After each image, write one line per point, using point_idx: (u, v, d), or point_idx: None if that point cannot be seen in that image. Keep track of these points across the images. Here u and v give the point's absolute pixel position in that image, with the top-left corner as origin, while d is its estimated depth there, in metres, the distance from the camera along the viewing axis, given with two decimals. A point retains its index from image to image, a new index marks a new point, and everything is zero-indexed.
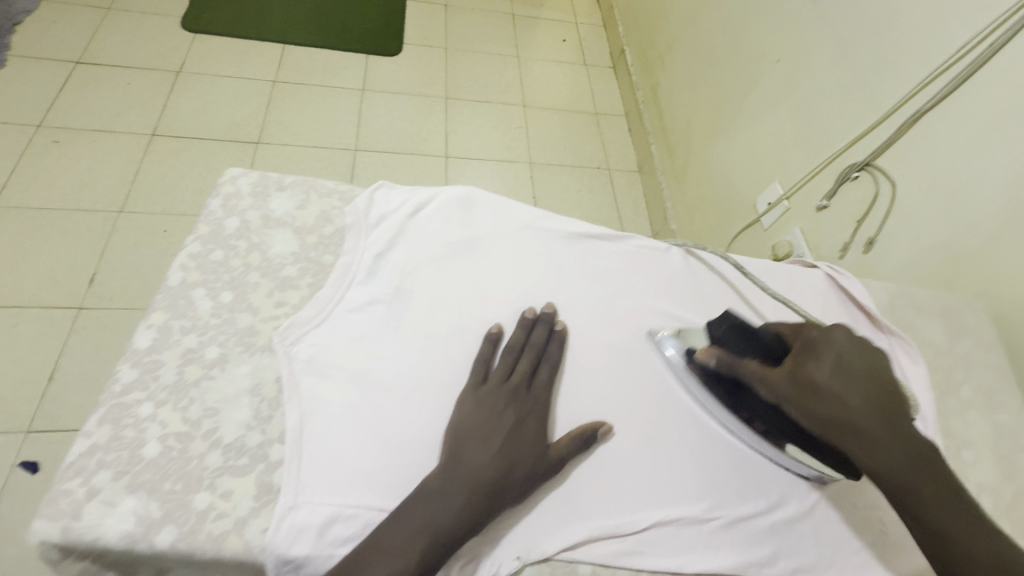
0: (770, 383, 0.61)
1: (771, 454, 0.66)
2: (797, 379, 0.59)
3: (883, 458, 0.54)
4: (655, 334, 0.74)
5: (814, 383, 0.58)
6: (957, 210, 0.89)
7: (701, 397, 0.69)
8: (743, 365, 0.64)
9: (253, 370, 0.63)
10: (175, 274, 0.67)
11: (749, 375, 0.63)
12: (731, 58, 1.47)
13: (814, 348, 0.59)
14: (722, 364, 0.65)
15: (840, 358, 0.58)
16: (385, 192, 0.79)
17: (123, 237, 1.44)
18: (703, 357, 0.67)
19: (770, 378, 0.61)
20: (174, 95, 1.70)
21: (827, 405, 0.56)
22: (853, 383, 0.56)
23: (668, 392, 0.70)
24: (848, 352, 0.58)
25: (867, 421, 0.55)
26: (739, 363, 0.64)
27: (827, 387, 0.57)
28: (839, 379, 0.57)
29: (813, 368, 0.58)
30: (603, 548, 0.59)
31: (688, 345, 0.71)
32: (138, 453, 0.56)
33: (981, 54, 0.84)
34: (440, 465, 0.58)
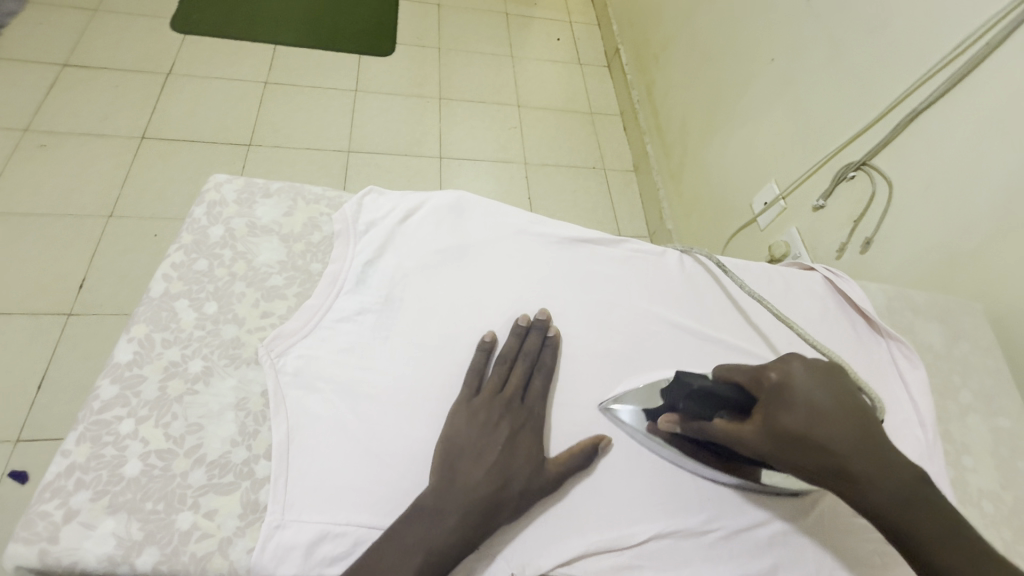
0: (742, 441, 0.55)
1: (755, 485, 0.63)
2: (771, 432, 0.52)
3: (884, 504, 0.46)
4: (607, 405, 0.67)
5: (789, 433, 0.51)
6: (955, 210, 0.88)
7: (672, 454, 0.64)
8: (712, 425, 0.58)
9: (238, 383, 0.61)
10: (158, 285, 0.66)
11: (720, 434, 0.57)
12: (726, 57, 1.46)
13: (780, 393, 0.53)
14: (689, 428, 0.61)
15: (809, 400, 0.51)
16: (374, 198, 0.78)
17: (112, 242, 1.41)
18: (666, 425, 0.63)
19: (744, 436, 0.55)
20: (163, 97, 1.68)
21: (808, 458, 0.50)
22: (830, 427, 0.49)
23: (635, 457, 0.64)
24: (816, 391, 0.51)
25: (855, 465, 0.48)
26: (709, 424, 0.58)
27: (802, 437, 0.50)
28: (815, 425, 0.50)
29: (783, 416, 0.52)
30: (601, 562, 0.58)
31: (645, 406, 0.67)
32: (118, 472, 0.54)
33: (978, 52, 0.83)
34: (432, 481, 0.56)
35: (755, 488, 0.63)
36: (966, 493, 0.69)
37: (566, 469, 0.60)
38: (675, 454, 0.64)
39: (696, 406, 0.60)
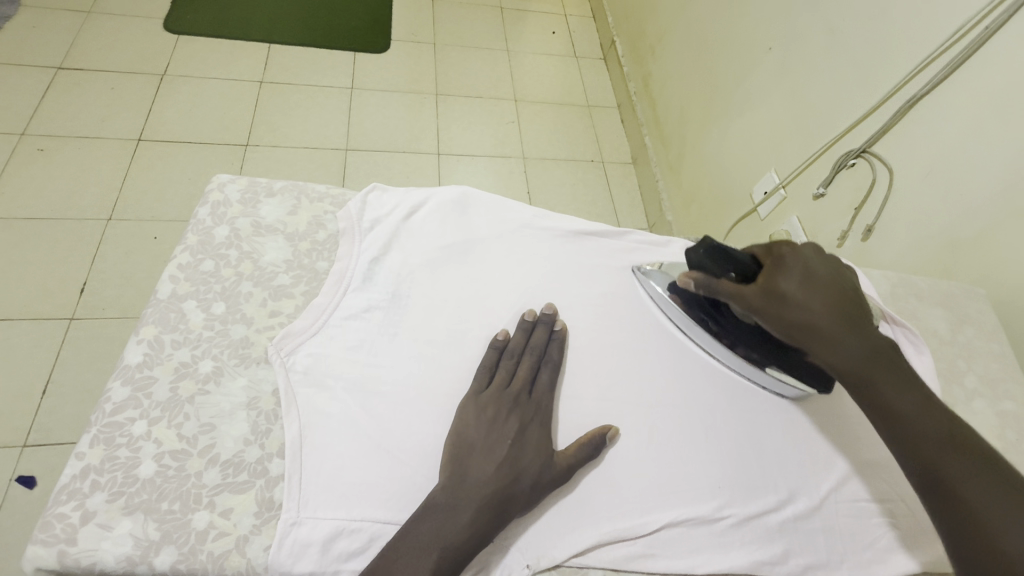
0: (741, 298, 0.60)
1: (752, 373, 0.70)
2: (768, 290, 0.59)
3: (848, 358, 0.55)
4: (641, 269, 0.77)
5: (783, 293, 0.58)
6: (956, 196, 0.88)
7: (682, 321, 0.73)
8: (721, 283, 0.62)
9: (249, 383, 0.61)
10: (165, 286, 0.66)
11: (723, 293, 0.61)
12: (723, 45, 1.45)
13: (783, 260, 0.60)
14: (700, 286, 0.63)
15: (805, 270, 0.59)
16: (378, 195, 0.78)
17: (114, 245, 1.41)
18: (682, 281, 0.66)
19: (744, 294, 0.60)
20: (159, 99, 1.67)
21: (797, 313, 0.57)
22: (818, 291, 0.58)
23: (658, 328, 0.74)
24: (812, 263, 0.60)
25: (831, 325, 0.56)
26: (718, 281, 0.62)
27: (794, 297, 0.58)
28: (807, 288, 0.58)
29: (782, 279, 0.59)
30: (614, 553, 0.58)
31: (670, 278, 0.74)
32: (133, 473, 0.54)
33: (977, 37, 0.83)
34: (443, 478, 0.56)
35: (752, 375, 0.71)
36: None
37: (574, 461, 0.60)
38: (685, 320, 0.73)
39: (715, 266, 0.63)
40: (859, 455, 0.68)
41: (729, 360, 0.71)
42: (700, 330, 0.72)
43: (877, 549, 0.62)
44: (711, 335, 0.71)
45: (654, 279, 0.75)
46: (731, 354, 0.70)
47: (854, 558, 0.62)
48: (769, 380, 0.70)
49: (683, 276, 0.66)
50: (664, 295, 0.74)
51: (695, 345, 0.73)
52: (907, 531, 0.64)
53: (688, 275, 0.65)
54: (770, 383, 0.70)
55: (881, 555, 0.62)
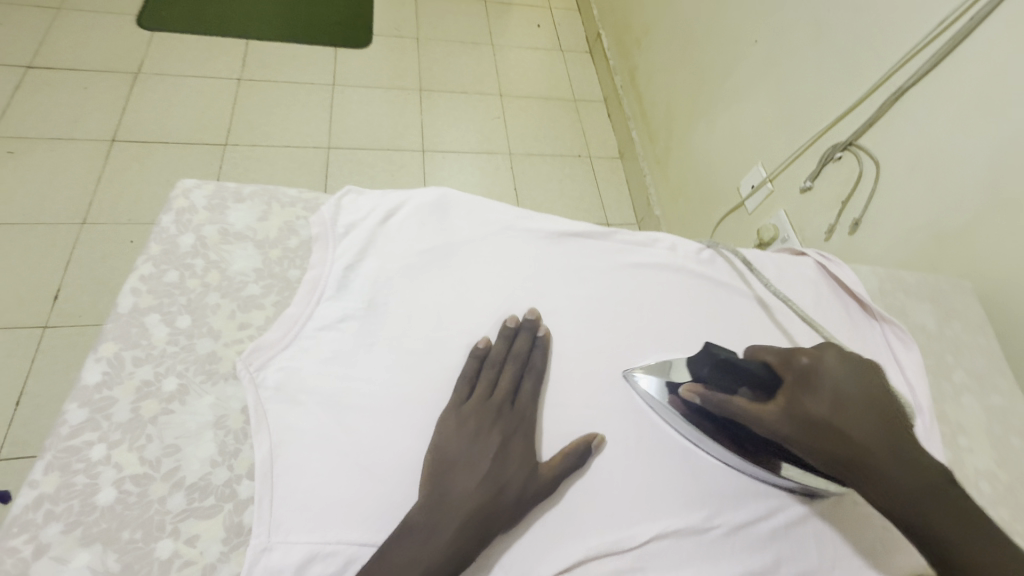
0: (763, 421, 0.57)
1: (772, 480, 0.62)
2: (795, 415, 0.55)
3: (900, 497, 0.49)
4: (631, 375, 0.68)
5: (811, 419, 0.54)
6: (942, 190, 0.87)
7: (691, 435, 0.64)
8: (732, 400, 0.60)
9: (216, 401, 0.58)
10: (126, 300, 0.62)
11: (737, 411, 0.59)
12: (709, 39, 1.43)
13: (806, 377, 0.56)
14: (709, 402, 0.61)
15: (835, 388, 0.54)
16: (353, 199, 0.75)
17: (89, 249, 1.36)
18: (687, 395, 0.63)
19: (765, 416, 0.57)
20: (132, 98, 1.61)
21: (829, 444, 0.53)
22: (852, 415, 0.53)
23: (657, 434, 0.65)
24: (844, 379, 0.55)
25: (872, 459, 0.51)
26: (728, 398, 0.60)
27: (823, 424, 0.53)
28: (839, 413, 0.53)
29: (809, 400, 0.55)
30: (602, 567, 0.56)
31: (668, 378, 0.67)
32: (91, 501, 0.51)
33: (963, 26, 0.82)
34: (422, 496, 0.54)
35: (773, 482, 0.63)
36: (962, 474, 0.67)
37: (560, 472, 0.58)
38: (695, 433, 0.64)
39: (722, 380, 0.61)
40: None
41: (751, 470, 0.63)
42: (713, 443, 0.63)
43: (867, 556, 0.61)
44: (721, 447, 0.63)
45: (649, 383, 0.67)
46: (751, 465, 0.62)
47: (846, 565, 0.60)
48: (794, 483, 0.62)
49: (687, 388, 0.64)
50: (665, 403, 0.65)
51: (711, 462, 0.63)
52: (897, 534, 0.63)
53: (693, 389, 0.63)
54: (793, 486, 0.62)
55: (871, 561, 0.61)
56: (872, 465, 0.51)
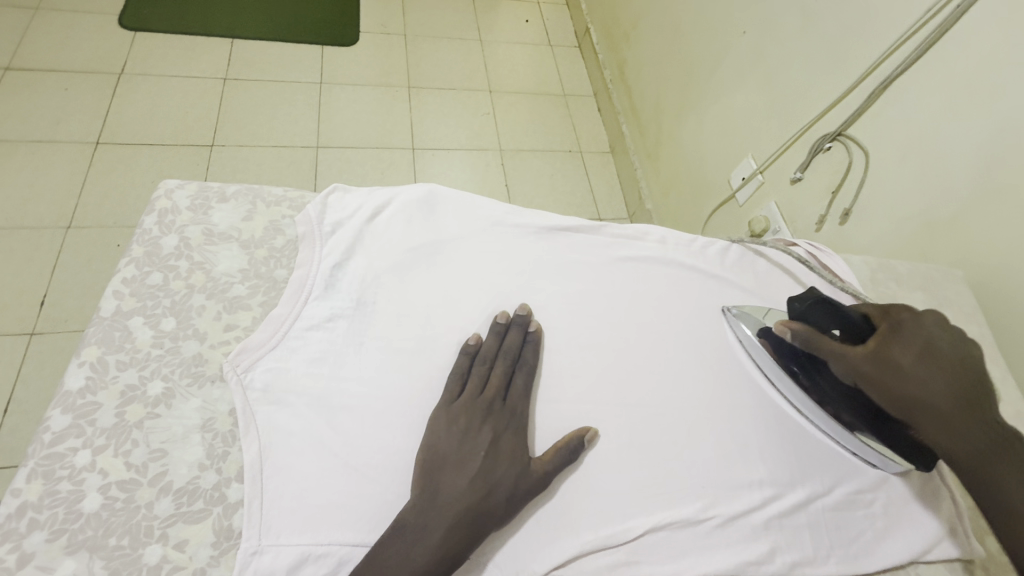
0: (845, 359, 0.61)
1: (838, 436, 0.67)
2: (880, 358, 0.58)
3: (966, 445, 0.53)
4: (729, 311, 0.75)
5: (895, 363, 0.57)
6: (931, 179, 0.88)
7: (772, 373, 0.70)
8: (824, 338, 0.63)
9: (203, 404, 0.57)
10: (109, 303, 0.61)
11: (824, 351, 0.63)
12: (697, 31, 1.43)
13: (901, 328, 0.59)
14: (798, 337, 0.65)
15: (926, 340, 0.57)
16: (339, 197, 0.74)
17: (75, 253, 1.34)
18: (780, 329, 0.67)
19: (849, 355, 0.60)
20: (117, 99, 1.59)
21: (908, 386, 0.56)
22: (940, 367, 0.56)
23: (741, 368, 0.71)
24: (938, 335, 0.58)
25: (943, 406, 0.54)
26: (818, 337, 0.63)
27: (907, 368, 0.57)
28: (925, 360, 0.56)
29: (897, 348, 0.58)
30: (596, 561, 0.56)
31: (762, 323, 0.72)
32: (76, 508, 0.50)
33: (951, 14, 0.82)
34: (413, 496, 0.54)
35: (839, 437, 0.67)
36: None
37: (552, 467, 0.58)
38: (777, 373, 0.69)
39: (821, 320, 0.65)
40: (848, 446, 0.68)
41: (821, 421, 0.67)
42: (790, 384, 0.68)
43: (861, 543, 0.62)
44: (800, 391, 0.68)
45: (744, 323, 0.73)
46: (823, 416, 0.67)
47: (841, 553, 0.61)
48: (858, 446, 0.66)
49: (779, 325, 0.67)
50: (753, 340, 0.71)
51: (784, 402, 0.69)
52: (890, 521, 0.63)
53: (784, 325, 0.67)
54: (856, 448, 0.66)
55: (865, 548, 0.61)
56: (942, 412, 0.54)
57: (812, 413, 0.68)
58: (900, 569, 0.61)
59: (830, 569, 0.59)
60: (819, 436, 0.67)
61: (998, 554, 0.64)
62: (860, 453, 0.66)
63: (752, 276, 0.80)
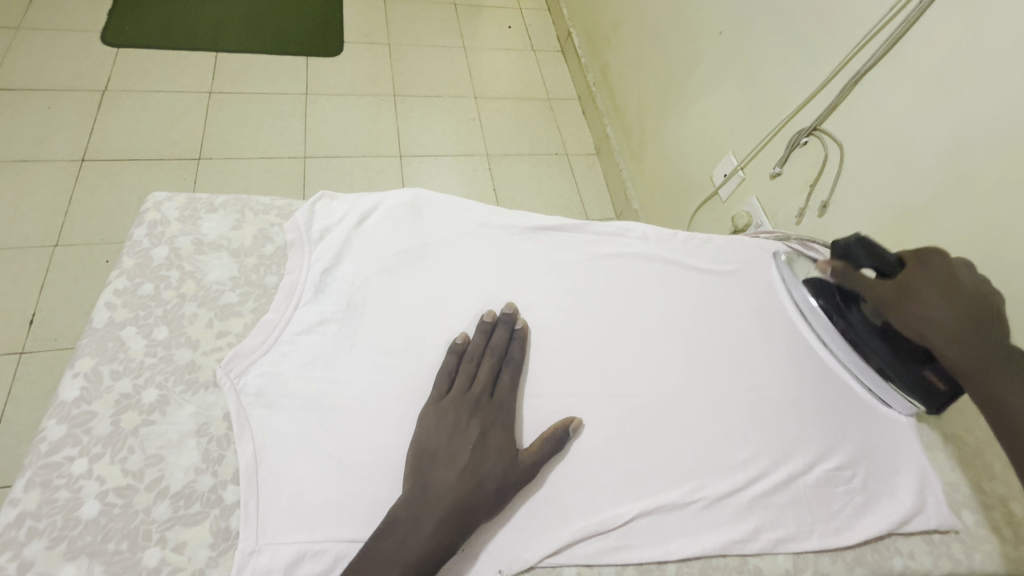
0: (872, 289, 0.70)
1: (856, 372, 0.75)
2: (901, 288, 0.67)
3: (970, 357, 0.62)
4: (779, 255, 0.84)
5: (914, 290, 0.66)
6: (902, 168, 0.91)
7: (807, 308, 0.78)
8: (857, 275, 0.72)
9: (198, 410, 0.59)
10: (101, 314, 0.62)
11: (856, 285, 0.72)
12: (675, 32, 1.47)
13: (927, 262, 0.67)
14: (836, 274, 0.74)
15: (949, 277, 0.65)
16: (327, 203, 0.75)
17: (63, 271, 1.34)
18: (822, 267, 0.75)
19: (876, 286, 0.69)
20: (102, 116, 1.60)
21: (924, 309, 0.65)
22: (956, 294, 0.64)
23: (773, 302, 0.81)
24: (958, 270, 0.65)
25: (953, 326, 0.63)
26: (852, 271, 0.72)
27: (924, 294, 0.65)
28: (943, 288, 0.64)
29: (925, 283, 0.66)
30: (588, 548, 0.58)
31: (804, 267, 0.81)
32: (75, 515, 0.51)
33: (915, 10, 0.85)
34: (406, 491, 0.55)
35: (857, 373, 0.75)
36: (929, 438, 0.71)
37: (539, 458, 0.60)
38: (810, 308, 0.78)
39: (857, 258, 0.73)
40: (831, 424, 0.70)
41: (842, 354, 0.75)
42: (822, 320, 0.77)
43: (843, 518, 0.64)
44: (829, 325, 0.76)
45: (787, 266, 0.82)
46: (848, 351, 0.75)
47: (824, 528, 0.63)
48: (873, 383, 0.74)
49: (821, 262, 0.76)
50: (795, 279, 0.81)
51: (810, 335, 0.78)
52: (868, 496, 0.66)
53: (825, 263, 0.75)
54: (873, 384, 0.74)
55: (846, 522, 0.64)
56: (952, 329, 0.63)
57: (835, 348, 0.76)
58: (880, 542, 0.64)
59: (813, 544, 0.62)
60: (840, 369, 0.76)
61: (974, 526, 0.67)
62: (876, 390, 0.74)
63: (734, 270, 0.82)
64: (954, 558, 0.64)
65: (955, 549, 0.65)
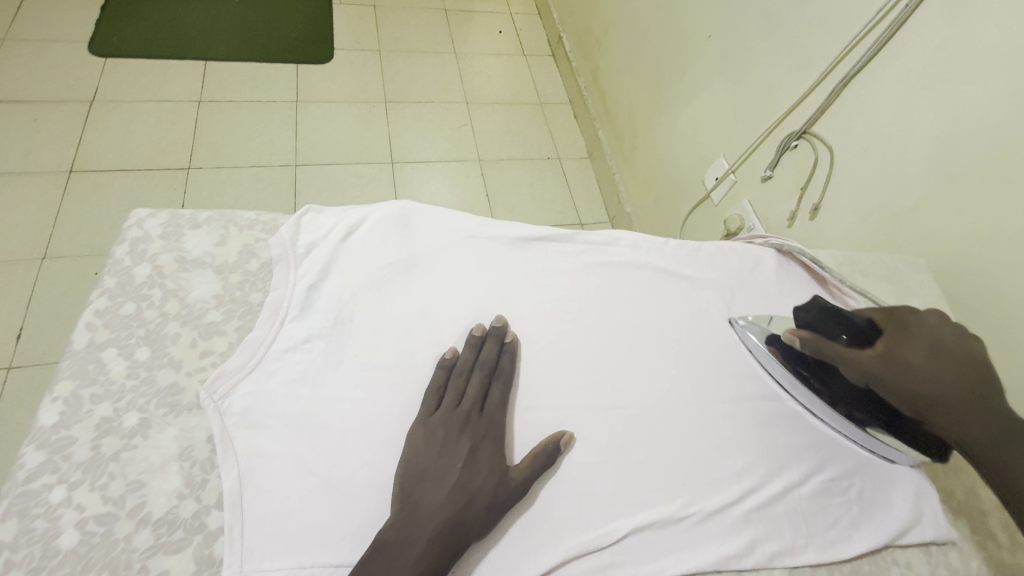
0: (856, 362, 0.66)
1: (854, 436, 0.70)
2: (887, 359, 0.64)
3: (974, 430, 0.58)
4: (737, 323, 0.77)
5: (903, 360, 0.63)
6: (892, 171, 0.91)
7: (785, 380, 0.72)
8: (832, 346, 0.67)
9: (181, 432, 0.57)
10: (81, 336, 0.61)
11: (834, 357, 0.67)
12: (665, 36, 1.47)
13: (905, 327, 0.65)
14: (808, 345, 0.69)
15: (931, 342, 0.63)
16: (313, 217, 0.74)
17: (51, 285, 1.33)
18: (789, 338, 0.71)
19: (860, 358, 0.65)
20: (89, 127, 1.58)
21: (915, 381, 0.62)
22: (945, 361, 0.61)
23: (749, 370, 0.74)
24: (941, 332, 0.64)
25: (950, 395, 0.60)
26: (826, 343, 0.68)
27: (912, 364, 0.62)
28: (930, 356, 0.62)
29: (901, 344, 0.64)
30: (581, 565, 0.57)
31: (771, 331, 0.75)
32: (53, 545, 0.50)
33: (900, 14, 0.85)
34: (394, 513, 0.54)
35: (856, 437, 0.69)
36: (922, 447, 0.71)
37: (531, 473, 0.59)
38: (787, 378, 0.72)
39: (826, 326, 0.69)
40: (826, 433, 0.70)
41: (838, 422, 0.70)
42: (803, 390, 0.71)
43: (838, 530, 0.63)
44: (813, 395, 0.70)
45: (754, 333, 0.75)
46: (838, 418, 0.69)
47: (819, 541, 0.62)
48: (874, 444, 0.69)
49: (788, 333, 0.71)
50: (762, 351, 0.74)
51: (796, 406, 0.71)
52: (863, 507, 0.65)
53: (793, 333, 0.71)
54: (875, 447, 0.69)
55: (841, 534, 0.63)
56: (949, 400, 0.60)
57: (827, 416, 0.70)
58: (876, 554, 0.63)
59: (809, 557, 0.61)
60: (834, 437, 0.70)
61: (969, 534, 0.66)
62: (877, 450, 0.69)
63: (725, 275, 0.82)
64: (950, 567, 0.64)
65: (951, 558, 0.64)
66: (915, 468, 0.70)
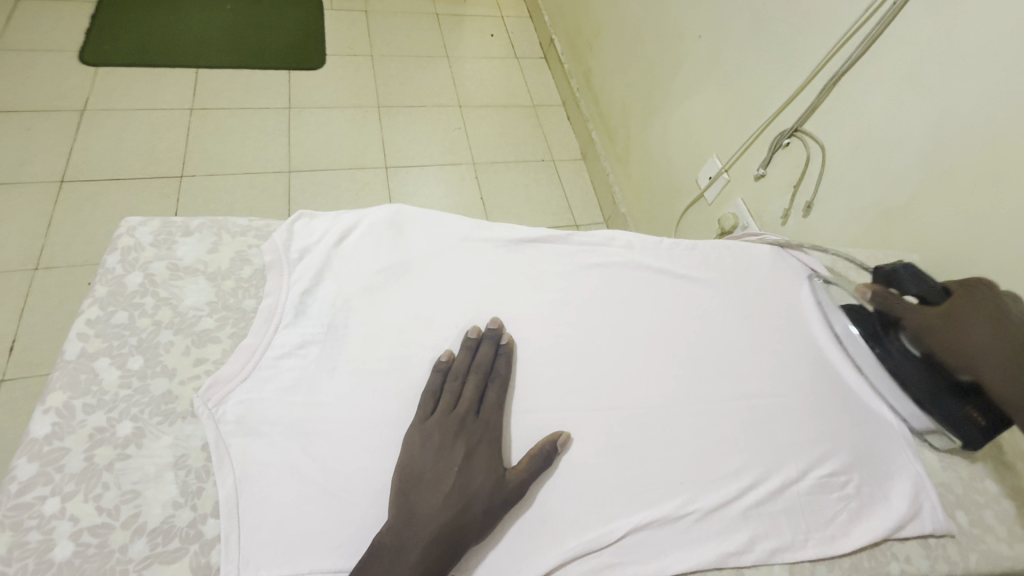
0: (918, 317, 0.68)
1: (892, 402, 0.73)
2: (949, 320, 0.65)
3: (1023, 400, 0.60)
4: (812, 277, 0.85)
5: (964, 324, 0.64)
6: (884, 167, 0.91)
7: (840, 329, 0.78)
8: (901, 300, 0.71)
9: (175, 440, 0.57)
10: (73, 345, 0.60)
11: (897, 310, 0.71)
12: (656, 36, 1.47)
13: (977, 294, 0.65)
14: (878, 297, 0.73)
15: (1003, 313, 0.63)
16: (305, 223, 0.74)
17: (44, 295, 1.32)
18: (862, 291, 0.75)
19: (922, 314, 0.68)
20: (81, 136, 1.57)
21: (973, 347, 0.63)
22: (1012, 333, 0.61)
23: (776, 340, 0.77)
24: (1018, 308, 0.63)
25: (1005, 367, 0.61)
26: (896, 298, 0.71)
27: (974, 328, 0.63)
28: (998, 325, 0.62)
29: (970, 311, 0.64)
30: (581, 566, 0.57)
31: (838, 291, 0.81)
32: (47, 558, 0.49)
33: (887, 11, 0.86)
34: (391, 518, 0.54)
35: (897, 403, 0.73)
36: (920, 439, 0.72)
37: (528, 475, 0.59)
38: (842, 328, 0.78)
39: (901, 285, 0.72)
40: (823, 429, 0.70)
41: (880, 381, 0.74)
42: (856, 341, 0.76)
43: (837, 526, 0.63)
44: (866, 348, 0.75)
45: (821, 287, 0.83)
46: (887, 378, 0.73)
47: (818, 537, 0.62)
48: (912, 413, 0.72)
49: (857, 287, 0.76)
50: (826, 300, 0.81)
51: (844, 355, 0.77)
52: (862, 501, 0.66)
53: (864, 287, 0.75)
54: (910, 415, 0.72)
55: (841, 530, 0.63)
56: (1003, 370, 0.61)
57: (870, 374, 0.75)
58: (876, 548, 0.63)
59: (809, 553, 0.61)
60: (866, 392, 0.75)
61: (968, 527, 0.67)
62: (910, 420, 0.72)
63: (721, 274, 0.82)
64: (949, 560, 0.64)
65: (951, 551, 0.65)
66: (914, 460, 0.70)
